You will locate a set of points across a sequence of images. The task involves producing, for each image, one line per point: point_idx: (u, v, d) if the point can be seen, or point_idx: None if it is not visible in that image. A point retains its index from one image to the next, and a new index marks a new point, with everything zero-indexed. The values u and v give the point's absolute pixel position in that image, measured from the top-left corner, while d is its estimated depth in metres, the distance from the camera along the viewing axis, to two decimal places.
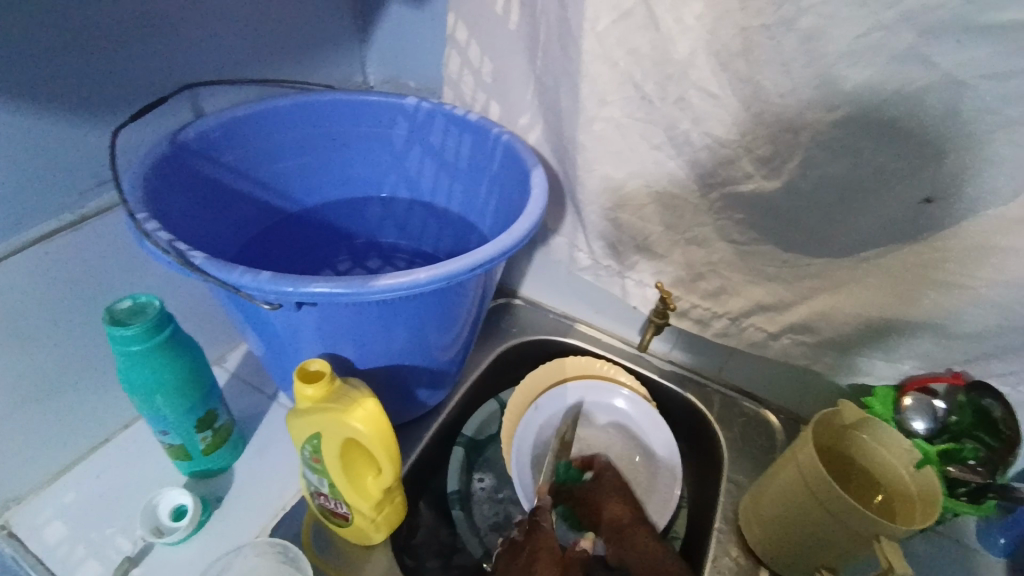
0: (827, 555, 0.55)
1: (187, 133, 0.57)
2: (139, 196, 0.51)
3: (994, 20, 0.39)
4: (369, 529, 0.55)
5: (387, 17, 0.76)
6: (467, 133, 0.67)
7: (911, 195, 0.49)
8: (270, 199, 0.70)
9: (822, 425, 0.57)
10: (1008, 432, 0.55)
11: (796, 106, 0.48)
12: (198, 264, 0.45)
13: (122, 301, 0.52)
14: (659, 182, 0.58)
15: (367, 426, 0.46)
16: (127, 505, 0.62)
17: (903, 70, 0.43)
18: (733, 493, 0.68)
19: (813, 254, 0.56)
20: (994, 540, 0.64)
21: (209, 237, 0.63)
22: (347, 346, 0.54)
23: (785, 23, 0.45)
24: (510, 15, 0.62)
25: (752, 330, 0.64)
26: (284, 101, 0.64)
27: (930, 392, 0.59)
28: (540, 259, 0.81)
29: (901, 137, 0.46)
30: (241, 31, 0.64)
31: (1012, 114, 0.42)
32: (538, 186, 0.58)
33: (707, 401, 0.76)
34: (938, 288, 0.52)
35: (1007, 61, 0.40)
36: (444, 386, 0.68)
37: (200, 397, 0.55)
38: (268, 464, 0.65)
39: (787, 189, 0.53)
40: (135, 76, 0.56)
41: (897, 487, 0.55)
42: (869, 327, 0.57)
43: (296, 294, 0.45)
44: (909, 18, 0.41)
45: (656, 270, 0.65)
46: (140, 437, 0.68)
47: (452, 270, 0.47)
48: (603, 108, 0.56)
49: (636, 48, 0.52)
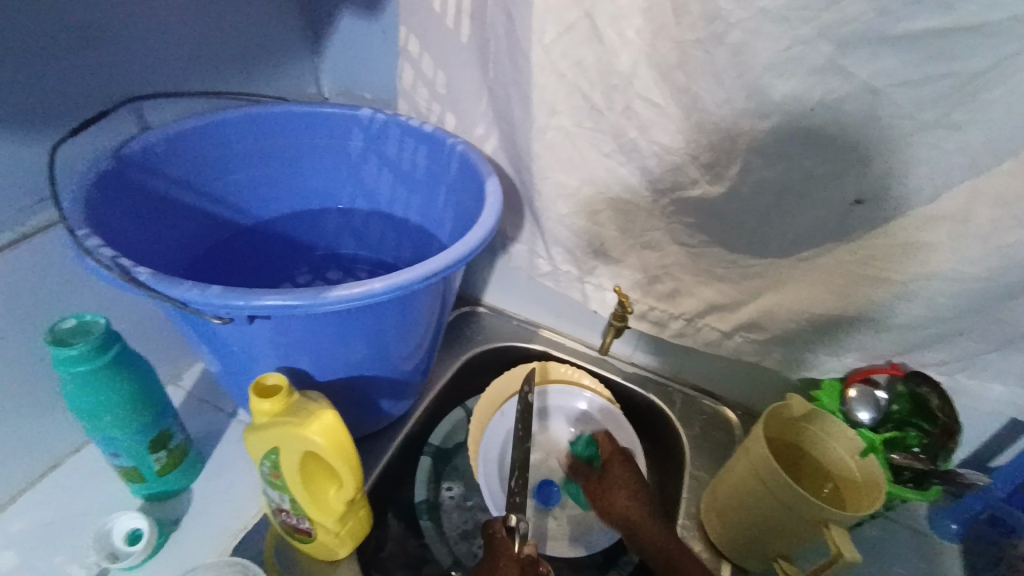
0: (782, 545, 0.57)
1: (131, 147, 0.57)
2: (83, 214, 0.50)
3: (903, 31, 0.42)
4: (333, 544, 0.55)
5: (341, 30, 0.76)
6: (423, 144, 0.68)
7: (842, 196, 0.51)
8: (222, 213, 0.69)
9: (773, 419, 0.59)
10: (945, 418, 0.59)
11: (732, 114, 0.50)
12: (144, 281, 0.45)
13: (65, 321, 0.51)
14: (610, 189, 0.60)
15: (324, 439, 0.46)
16: (78, 532, 0.60)
17: (827, 79, 0.46)
18: (696, 488, 0.70)
19: (758, 255, 0.59)
20: (944, 526, 0.67)
21: (155, 251, 0.62)
22: (304, 358, 0.54)
23: (716, 37, 0.47)
24: (460, 28, 0.63)
25: (705, 329, 0.66)
26: (231, 113, 0.63)
27: (872, 383, 0.62)
28: (502, 267, 0.82)
29: (830, 141, 0.49)
30: (188, 46, 0.64)
31: (925, 119, 0.45)
32: (492, 194, 0.59)
33: (669, 400, 0.78)
34: (872, 283, 0.54)
35: (917, 69, 0.44)
36: (407, 396, 0.68)
37: (152, 416, 0.54)
38: (228, 483, 0.64)
39: (730, 193, 0.55)
40: (75, 92, 0.55)
41: (845, 475, 0.58)
42: (812, 323, 0.60)
43: (246, 308, 0.44)
44: (828, 31, 0.44)
45: (612, 274, 0.67)
46: (92, 461, 0.66)
47: (405, 278, 0.48)
48: (553, 118, 0.58)
49: (581, 60, 0.54)
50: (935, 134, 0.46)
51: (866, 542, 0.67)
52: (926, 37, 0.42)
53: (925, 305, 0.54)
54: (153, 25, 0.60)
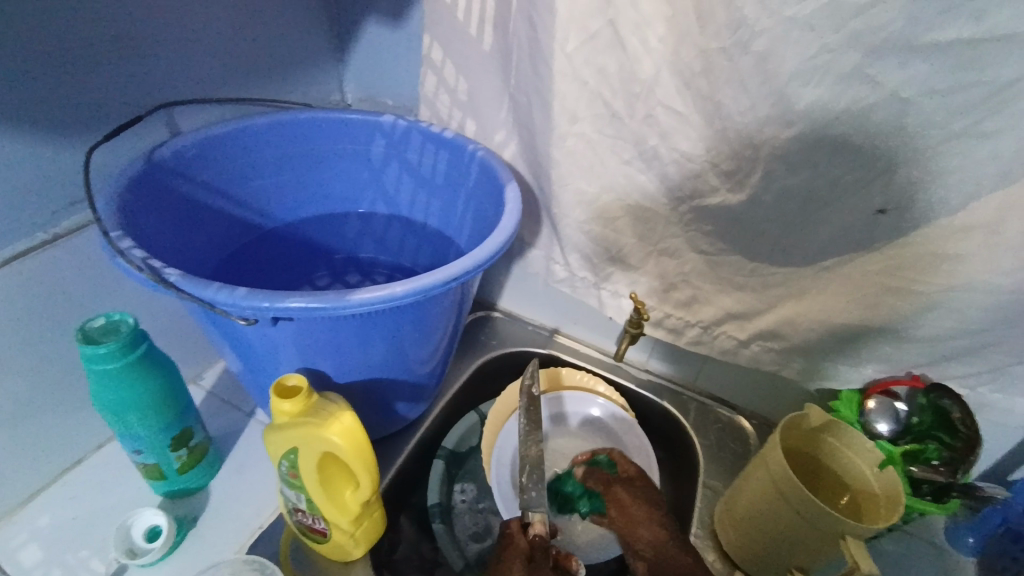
0: (799, 557, 0.56)
1: (162, 152, 0.58)
2: (114, 215, 0.51)
3: (933, 41, 0.42)
4: (348, 545, 0.55)
5: (364, 37, 0.77)
6: (443, 150, 0.68)
7: (866, 206, 0.51)
8: (247, 216, 0.70)
9: (789, 429, 0.59)
10: (966, 431, 0.57)
11: (755, 123, 0.50)
12: (173, 282, 0.46)
13: (96, 319, 0.52)
14: (630, 196, 0.60)
15: (345, 440, 0.46)
16: (101, 527, 0.61)
17: (853, 89, 0.46)
18: (710, 499, 0.70)
19: (778, 264, 0.59)
20: (962, 540, 0.66)
21: (185, 254, 0.64)
22: (324, 360, 0.54)
23: (741, 45, 0.47)
24: (483, 36, 0.63)
25: (723, 338, 0.66)
26: (261, 120, 0.65)
27: (892, 395, 0.62)
28: (518, 272, 0.83)
29: (855, 151, 0.48)
30: (216, 51, 0.65)
31: (953, 129, 0.45)
32: (512, 200, 0.59)
33: (684, 409, 0.78)
34: (895, 294, 0.54)
35: (947, 79, 0.43)
36: (424, 399, 0.68)
37: (175, 415, 0.55)
38: (245, 482, 0.65)
39: (751, 202, 0.55)
40: (110, 97, 0.57)
41: (864, 488, 0.57)
42: (833, 333, 0.59)
43: (272, 309, 0.45)
44: (855, 40, 0.44)
45: (630, 281, 0.67)
46: (114, 457, 0.67)
47: (427, 283, 0.48)
48: (575, 125, 0.58)
49: (604, 68, 0.54)
50: (963, 144, 0.45)
51: (882, 555, 0.67)
52: (955, 46, 0.42)
53: (949, 317, 0.53)
54: (184, 31, 0.61)
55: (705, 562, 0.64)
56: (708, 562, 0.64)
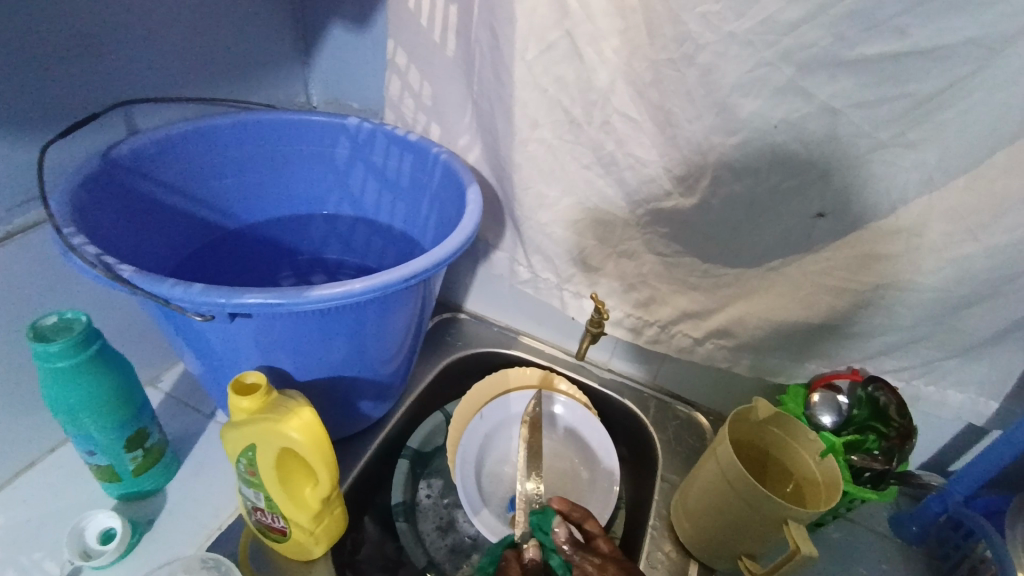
0: (747, 543, 0.59)
1: (119, 150, 0.57)
2: (68, 213, 0.51)
3: (859, 56, 0.45)
4: (309, 543, 0.55)
5: (330, 41, 0.78)
6: (407, 152, 0.69)
7: (806, 210, 0.54)
8: (208, 217, 0.70)
9: (740, 422, 0.62)
10: (901, 420, 0.60)
11: (702, 131, 0.53)
12: (127, 278, 0.46)
13: (48, 317, 0.51)
14: (589, 200, 0.62)
15: (303, 435, 0.47)
16: (52, 531, 0.60)
17: (789, 101, 0.49)
18: (667, 492, 0.72)
19: (728, 265, 0.62)
20: (906, 528, 0.69)
21: (142, 253, 0.63)
22: (284, 358, 0.54)
23: (687, 58, 0.50)
24: (446, 42, 0.65)
25: (680, 337, 0.68)
26: (220, 120, 0.65)
27: (835, 388, 0.64)
28: (484, 274, 0.84)
29: (795, 159, 0.51)
30: (177, 52, 0.65)
31: (880, 138, 0.48)
32: (473, 201, 0.61)
33: (644, 407, 0.80)
34: (834, 293, 0.57)
35: (872, 92, 0.47)
36: (388, 399, 0.69)
37: (131, 415, 0.55)
38: (205, 483, 0.64)
39: (702, 206, 0.57)
40: (63, 93, 0.56)
41: (807, 476, 0.60)
42: (779, 331, 0.62)
43: (230, 305, 0.45)
44: (789, 55, 0.47)
45: (591, 282, 0.69)
46: (68, 460, 0.66)
47: (386, 280, 0.49)
48: (535, 131, 0.60)
49: (561, 76, 0.57)
50: (889, 152, 0.49)
51: (830, 543, 0.69)
52: (879, 61, 0.45)
53: (882, 314, 0.56)
54: (143, 31, 0.61)
55: (662, 552, 0.66)
56: (665, 553, 0.66)
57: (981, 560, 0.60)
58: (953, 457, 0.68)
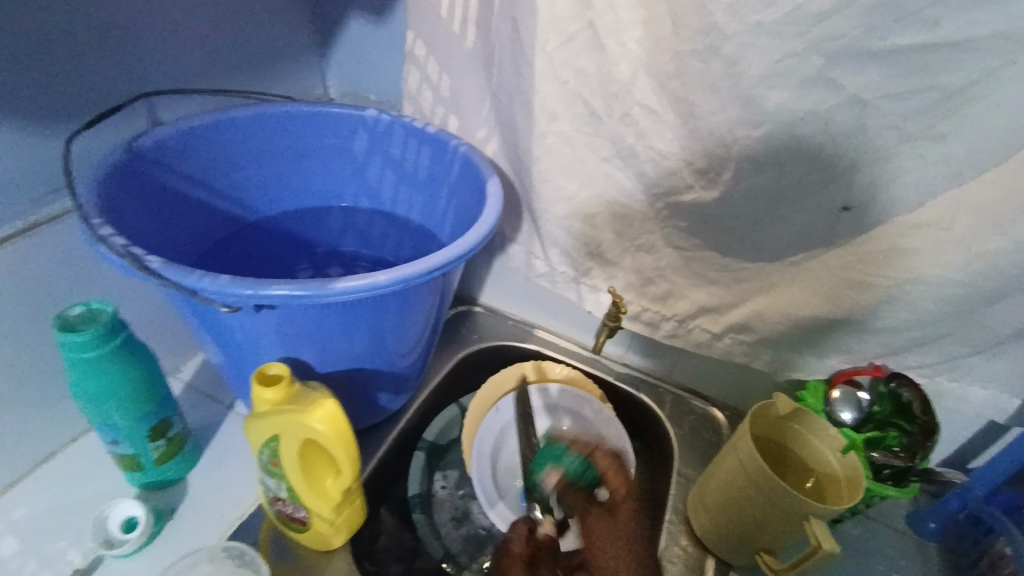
0: (766, 538, 0.58)
1: (143, 141, 0.58)
2: (94, 204, 0.51)
3: (891, 46, 0.44)
4: (329, 534, 0.56)
5: (347, 33, 0.78)
6: (425, 145, 0.69)
7: (830, 205, 0.54)
8: (229, 209, 0.70)
9: (759, 418, 0.62)
10: (925, 417, 0.60)
11: (725, 123, 0.52)
12: (154, 269, 0.46)
13: (74, 308, 0.52)
14: (608, 193, 0.62)
15: (326, 426, 0.47)
16: (78, 518, 0.61)
17: (815, 93, 0.48)
18: (683, 486, 0.72)
19: (748, 259, 0.61)
20: (924, 524, 0.68)
21: (165, 245, 0.63)
22: (307, 350, 0.55)
23: (712, 49, 0.49)
24: (465, 34, 0.65)
25: (698, 331, 0.68)
26: (240, 112, 0.65)
27: (855, 384, 0.63)
28: (499, 268, 0.84)
29: (820, 153, 0.51)
30: (195, 42, 0.65)
31: (909, 131, 0.47)
32: (492, 194, 0.61)
33: (659, 401, 0.80)
34: (857, 288, 0.57)
35: (900, 84, 0.46)
36: (405, 391, 0.69)
37: (155, 406, 0.55)
38: (225, 473, 0.65)
39: (723, 199, 0.57)
40: (88, 86, 0.56)
41: (826, 470, 0.60)
42: (800, 326, 0.62)
43: (256, 297, 0.46)
44: (817, 45, 0.46)
45: (608, 276, 0.69)
46: (91, 449, 0.66)
47: (409, 273, 0.49)
48: (555, 123, 0.60)
49: (582, 68, 0.56)
50: (917, 145, 0.48)
51: (847, 540, 0.69)
52: (910, 52, 0.44)
53: (905, 310, 0.56)
54: (167, 23, 0.61)
55: (679, 546, 0.66)
56: (682, 547, 0.66)
57: (999, 556, 0.59)
58: (973, 455, 0.67)
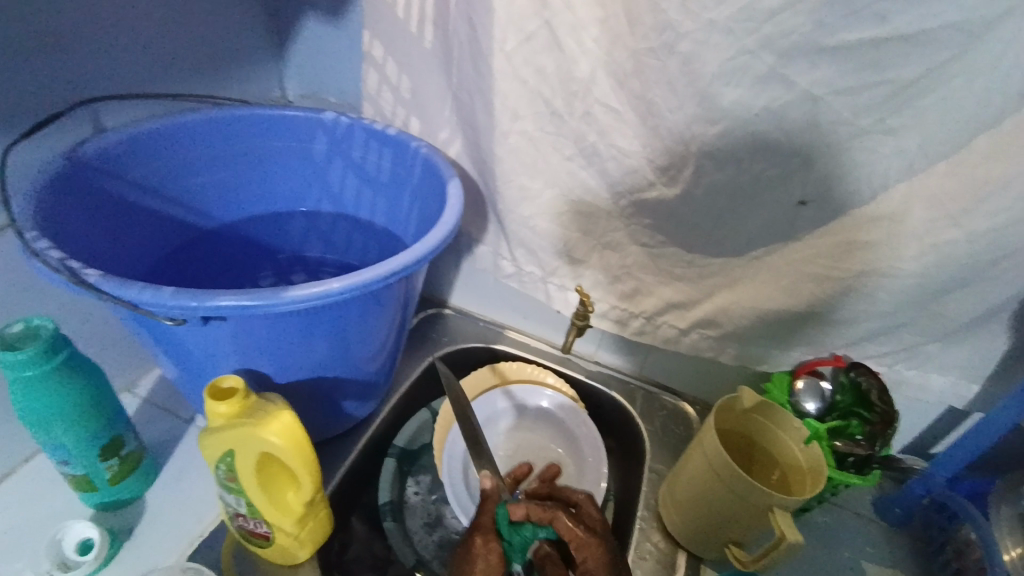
0: (734, 532, 0.59)
1: (87, 148, 0.55)
2: (32, 216, 0.49)
3: (839, 42, 0.45)
4: (293, 547, 0.54)
5: (304, 33, 0.76)
6: (387, 147, 0.68)
7: (787, 199, 0.54)
8: (182, 216, 0.68)
9: (724, 411, 0.62)
10: (883, 405, 0.61)
11: (684, 121, 0.52)
12: (93, 283, 0.44)
13: (13, 324, 0.49)
14: (573, 192, 0.62)
15: (283, 439, 0.46)
16: (29, 543, 0.58)
17: (769, 90, 0.48)
18: (655, 482, 0.72)
19: (712, 255, 0.61)
20: (890, 511, 0.70)
21: (114, 256, 0.61)
22: (264, 360, 0.53)
23: (668, 46, 0.49)
24: (423, 33, 0.64)
25: (666, 327, 0.68)
26: (190, 115, 0.62)
27: (818, 374, 0.63)
28: (468, 269, 0.83)
29: (777, 149, 0.51)
30: (142, 45, 0.63)
31: (860, 125, 0.48)
32: (454, 196, 0.60)
33: (631, 398, 0.80)
34: (818, 282, 0.57)
35: (850, 79, 0.46)
36: (372, 398, 0.68)
37: (105, 422, 0.53)
38: (186, 489, 0.63)
39: (684, 196, 0.57)
40: (23, 91, 0.54)
41: (791, 463, 0.60)
42: (763, 319, 0.62)
43: (204, 309, 0.44)
44: (770, 42, 0.46)
45: (576, 275, 0.68)
46: (44, 469, 0.64)
47: (366, 279, 0.48)
48: (516, 122, 0.59)
49: (541, 67, 0.56)
50: (870, 139, 0.49)
51: (817, 529, 0.70)
52: (859, 47, 0.45)
53: (864, 301, 0.57)
54: (110, 24, 0.59)
55: (651, 542, 0.66)
56: (654, 543, 0.66)
57: (966, 542, 0.60)
58: (934, 440, 0.69)
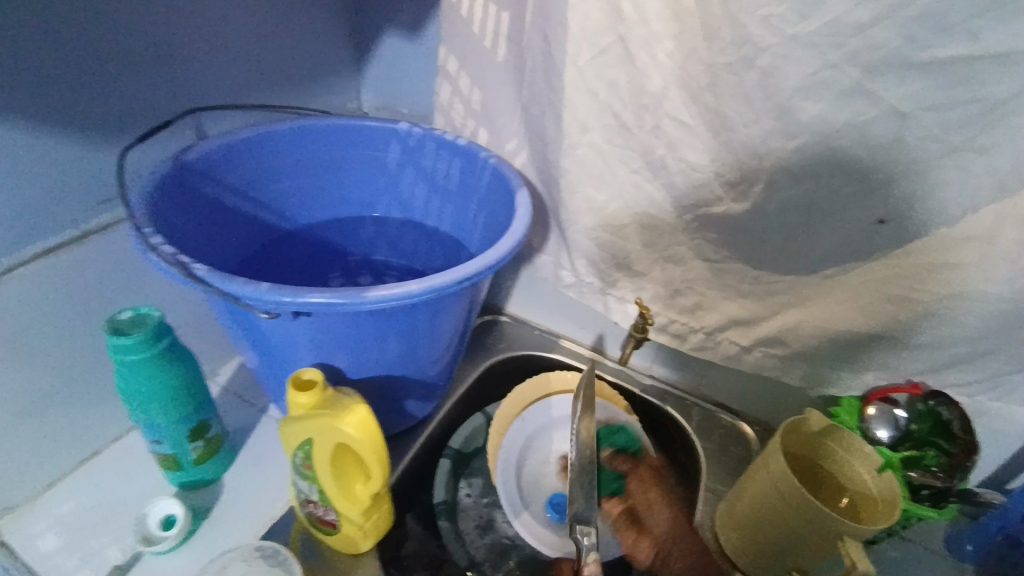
0: (799, 557, 0.57)
1: (189, 153, 0.60)
2: (145, 213, 0.53)
3: (930, 58, 0.44)
4: (358, 537, 0.57)
5: (382, 47, 0.80)
6: (456, 156, 0.70)
7: (867, 216, 0.53)
8: (268, 218, 0.72)
9: (790, 434, 0.60)
10: (965, 436, 0.59)
11: (759, 136, 0.52)
12: (201, 276, 0.48)
13: (123, 312, 0.54)
14: (638, 204, 0.62)
15: (358, 431, 0.48)
16: (118, 517, 0.63)
17: (852, 105, 0.47)
18: (712, 502, 0.71)
19: (781, 271, 0.60)
20: (961, 547, 0.66)
21: (208, 254, 0.66)
22: (341, 356, 0.56)
23: (747, 61, 0.49)
24: (497, 48, 0.66)
25: (727, 344, 0.67)
26: (281, 125, 0.67)
27: (892, 401, 0.62)
28: (527, 277, 0.84)
29: (855, 166, 0.50)
30: (238, 58, 0.68)
31: (950, 143, 0.46)
32: (523, 205, 0.61)
33: (687, 414, 0.79)
34: (895, 303, 0.56)
35: (939, 96, 0.45)
36: (433, 398, 0.70)
37: (195, 408, 0.57)
38: (258, 473, 0.67)
39: (755, 211, 0.57)
40: (137, 99, 0.59)
41: (862, 490, 0.58)
42: (833, 340, 0.61)
43: (296, 304, 0.47)
44: (855, 57, 0.46)
45: (637, 287, 0.68)
46: (132, 448, 0.69)
47: (442, 282, 0.50)
48: (585, 134, 0.60)
49: (614, 81, 0.57)
50: (960, 158, 0.47)
51: (884, 561, 0.67)
52: (951, 64, 0.44)
53: (947, 326, 0.54)
54: (213, 38, 0.64)
55: None
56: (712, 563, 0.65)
57: None
58: (1014, 476, 0.65)
